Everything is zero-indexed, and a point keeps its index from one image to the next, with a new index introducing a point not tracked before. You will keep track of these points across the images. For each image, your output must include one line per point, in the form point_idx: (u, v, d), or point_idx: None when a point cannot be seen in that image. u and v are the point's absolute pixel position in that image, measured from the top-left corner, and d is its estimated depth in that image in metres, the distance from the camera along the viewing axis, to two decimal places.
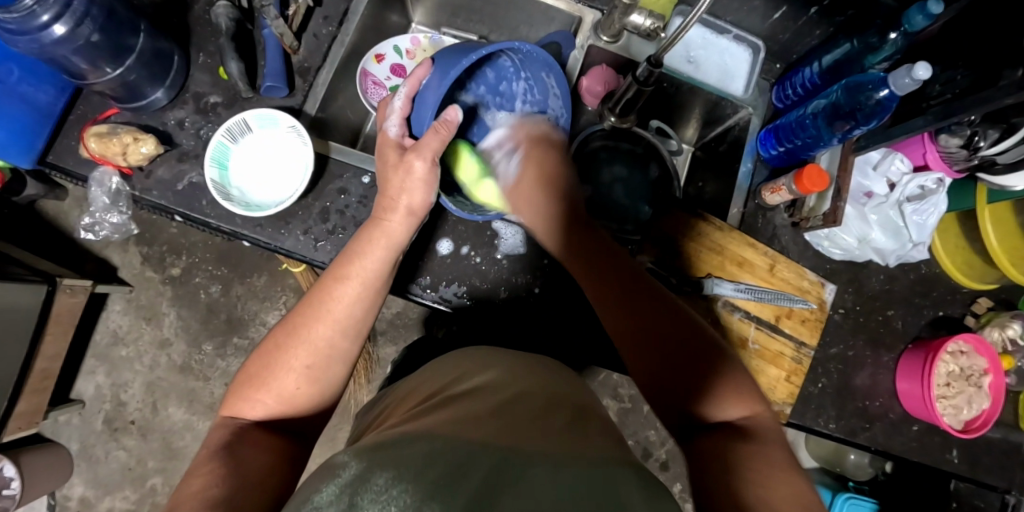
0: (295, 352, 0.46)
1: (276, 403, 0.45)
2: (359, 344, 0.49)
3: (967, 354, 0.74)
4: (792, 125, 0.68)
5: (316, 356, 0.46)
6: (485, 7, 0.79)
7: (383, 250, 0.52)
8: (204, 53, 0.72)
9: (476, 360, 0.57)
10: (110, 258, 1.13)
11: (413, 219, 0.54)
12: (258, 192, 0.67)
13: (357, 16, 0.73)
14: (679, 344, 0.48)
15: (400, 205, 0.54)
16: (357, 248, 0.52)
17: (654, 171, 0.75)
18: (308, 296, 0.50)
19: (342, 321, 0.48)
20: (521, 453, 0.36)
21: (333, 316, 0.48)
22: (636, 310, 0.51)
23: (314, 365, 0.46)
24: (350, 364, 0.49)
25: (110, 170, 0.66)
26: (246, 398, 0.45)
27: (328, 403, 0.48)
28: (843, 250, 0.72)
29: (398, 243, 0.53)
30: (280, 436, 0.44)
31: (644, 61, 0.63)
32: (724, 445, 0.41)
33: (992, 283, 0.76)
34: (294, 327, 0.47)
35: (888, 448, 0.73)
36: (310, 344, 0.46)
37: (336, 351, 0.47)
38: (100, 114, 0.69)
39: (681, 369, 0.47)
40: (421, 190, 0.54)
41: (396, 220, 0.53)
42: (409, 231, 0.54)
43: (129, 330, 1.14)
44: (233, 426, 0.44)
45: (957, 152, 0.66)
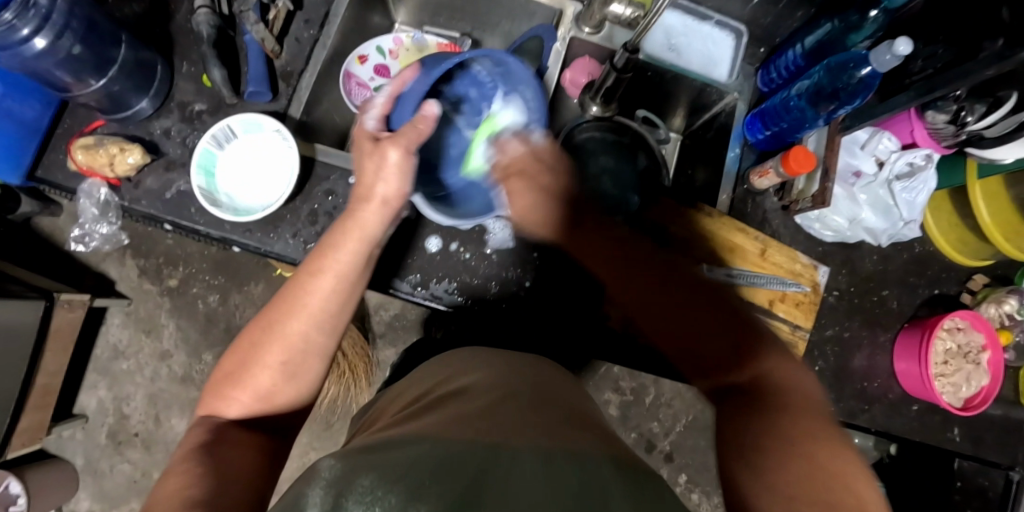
0: (268, 348, 0.46)
1: (254, 400, 0.46)
2: (336, 338, 0.49)
3: (965, 330, 0.73)
4: (777, 108, 0.68)
5: (290, 353, 0.46)
6: (467, 4, 0.79)
7: (358, 242, 0.50)
8: (187, 62, 0.72)
9: (466, 360, 0.57)
10: (107, 272, 1.13)
11: (388, 209, 0.52)
12: (246, 198, 0.68)
13: (338, 18, 0.73)
14: (702, 320, 0.46)
15: (376, 194, 0.51)
16: (331, 241, 0.50)
17: (642, 161, 0.73)
18: (284, 290, 0.49)
19: (316, 316, 0.47)
20: (496, 452, 0.35)
21: (308, 310, 0.47)
22: (655, 294, 0.50)
23: (290, 362, 0.46)
24: (327, 360, 0.49)
25: (98, 182, 0.66)
26: (224, 396, 0.46)
27: (306, 398, 0.49)
28: (835, 232, 0.72)
29: (374, 234, 0.51)
30: (256, 432, 0.45)
31: (621, 48, 0.63)
32: (752, 414, 0.39)
33: (987, 260, 0.76)
34: (267, 324, 0.47)
35: (888, 429, 0.73)
36: (284, 340, 0.46)
37: (311, 347, 0.47)
38: (87, 126, 0.69)
39: (708, 348, 0.45)
40: (385, 177, 0.51)
41: (371, 210, 0.51)
42: (386, 223, 0.52)
43: (129, 343, 1.14)
44: (213, 422, 0.44)
45: (945, 128, 0.66)
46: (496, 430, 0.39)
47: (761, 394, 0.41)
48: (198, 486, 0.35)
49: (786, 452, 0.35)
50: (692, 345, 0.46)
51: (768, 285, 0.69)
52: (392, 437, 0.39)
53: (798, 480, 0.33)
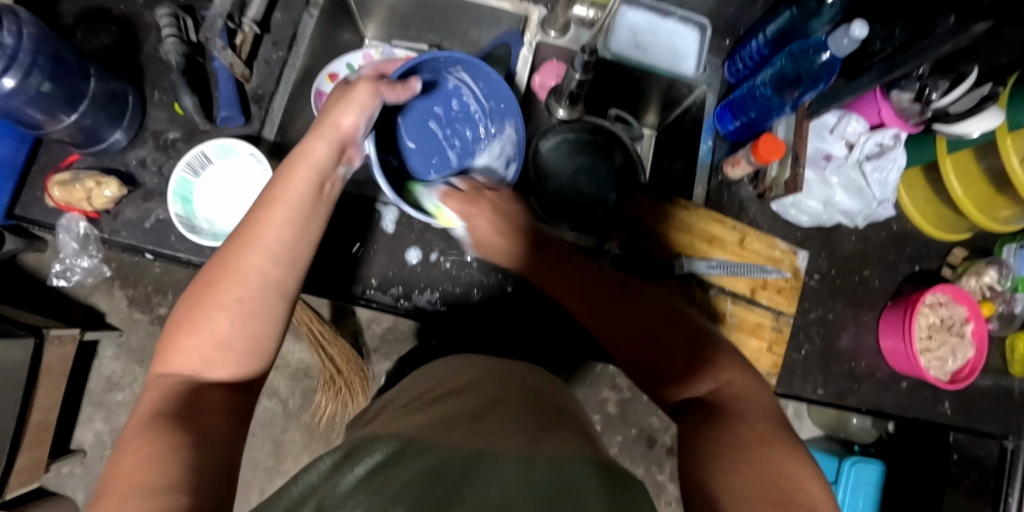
0: (224, 287, 0.43)
1: (215, 350, 0.42)
2: (296, 278, 0.47)
3: (947, 305, 0.74)
4: (744, 97, 0.69)
5: (249, 290, 0.44)
6: (434, 16, 0.80)
7: (309, 175, 0.50)
8: (158, 91, 0.72)
9: (467, 365, 0.57)
10: (97, 304, 1.13)
11: (339, 142, 0.53)
12: (226, 221, 0.68)
13: (306, 37, 0.73)
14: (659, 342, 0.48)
15: (338, 127, 0.54)
16: (281, 176, 0.50)
17: (619, 158, 0.75)
18: (234, 232, 0.47)
19: (274, 252, 0.46)
20: (488, 455, 0.35)
21: (263, 246, 0.46)
22: (617, 309, 0.51)
23: (247, 307, 0.43)
24: (288, 303, 0.47)
25: (76, 216, 0.66)
26: (178, 345, 0.42)
27: (269, 351, 0.45)
28: (811, 216, 0.72)
29: (324, 166, 0.52)
30: (230, 389, 0.43)
31: (581, 50, 0.64)
32: (703, 425, 0.42)
33: (964, 233, 0.77)
34: (221, 265, 0.45)
35: (878, 407, 0.74)
36: (240, 276, 0.44)
37: (269, 283, 0.45)
38: (62, 161, 0.70)
39: (658, 365, 0.48)
40: (353, 113, 0.54)
41: (320, 144, 0.52)
42: (336, 159, 0.53)
43: (123, 374, 1.14)
44: (170, 384, 0.41)
45: (911, 107, 0.66)
46: (504, 430, 0.41)
47: (710, 407, 0.44)
48: (180, 459, 0.34)
49: (742, 456, 0.38)
50: (644, 357, 0.48)
51: (749, 274, 0.69)
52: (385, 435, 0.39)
53: (753, 480, 0.36)
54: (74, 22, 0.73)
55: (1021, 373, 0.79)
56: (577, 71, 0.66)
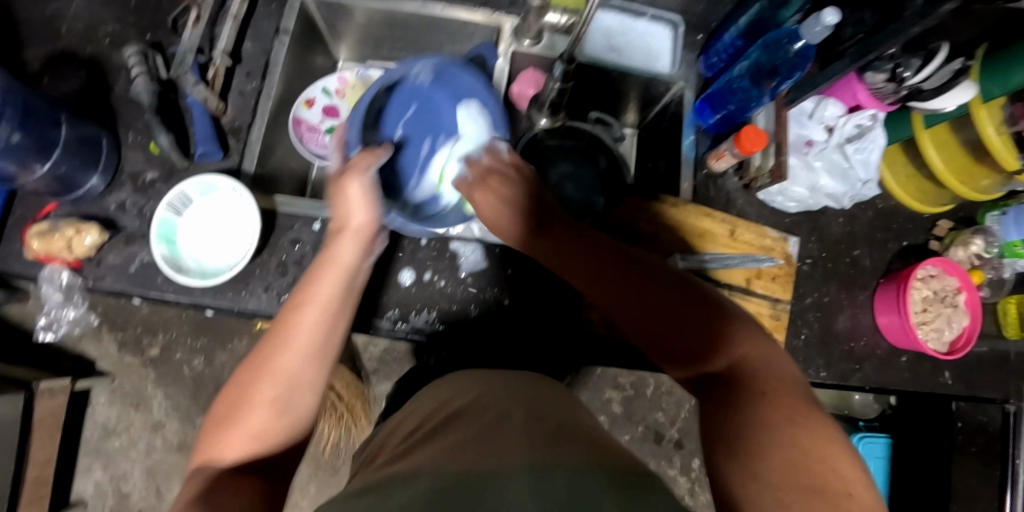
0: (260, 384, 0.44)
1: (254, 442, 0.43)
2: (325, 371, 0.47)
3: (938, 277, 0.75)
4: (722, 90, 0.70)
5: (281, 386, 0.44)
6: (406, 33, 0.80)
7: (338, 274, 0.50)
8: (132, 131, 0.71)
9: (468, 381, 0.56)
10: (86, 351, 1.11)
11: (361, 239, 0.53)
12: (214, 258, 0.67)
13: (279, 66, 0.73)
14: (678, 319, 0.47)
15: (352, 225, 0.53)
16: (311, 277, 0.50)
17: (603, 163, 0.73)
18: (269, 331, 0.47)
19: (307, 347, 0.46)
20: (495, 470, 0.35)
21: (297, 342, 0.46)
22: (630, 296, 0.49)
23: (284, 399, 0.44)
24: (318, 393, 0.47)
25: (58, 266, 0.65)
26: (219, 439, 0.43)
27: (302, 433, 0.46)
28: (798, 202, 0.72)
29: (354, 266, 0.51)
30: (256, 475, 0.42)
31: (559, 59, 0.64)
32: (733, 401, 0.41)
33: (946, 205, 0.79)
34: (258, 364, 0.45)
35: (881, 384, 0.74)
36: (274, 376, 0.44)
37: (302, 379, 0.45)
38: (39, 212, 0.68)
39: (680, 340, 0.46)
40: (363, 208, 0.53)
41: (345, 243, 0.52)
42: (363, 254, 0.53)
43: (119, 420, 1.11)
44: (208, 471, 0.41)
45: (885, 87, 0.66)
46: (517, 441, 0.41)
47: (731, 385, 0.43)
48: None
49: (772, 435, 0.37)
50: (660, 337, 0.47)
51: (743, 265, 0.70)
52: (391, 472, 0.38)
53: (781, 466, 0.36)
54: (40, 69, 0.72)
55: (1014, 337, 0.80)
56: (556, 80, 0.66)
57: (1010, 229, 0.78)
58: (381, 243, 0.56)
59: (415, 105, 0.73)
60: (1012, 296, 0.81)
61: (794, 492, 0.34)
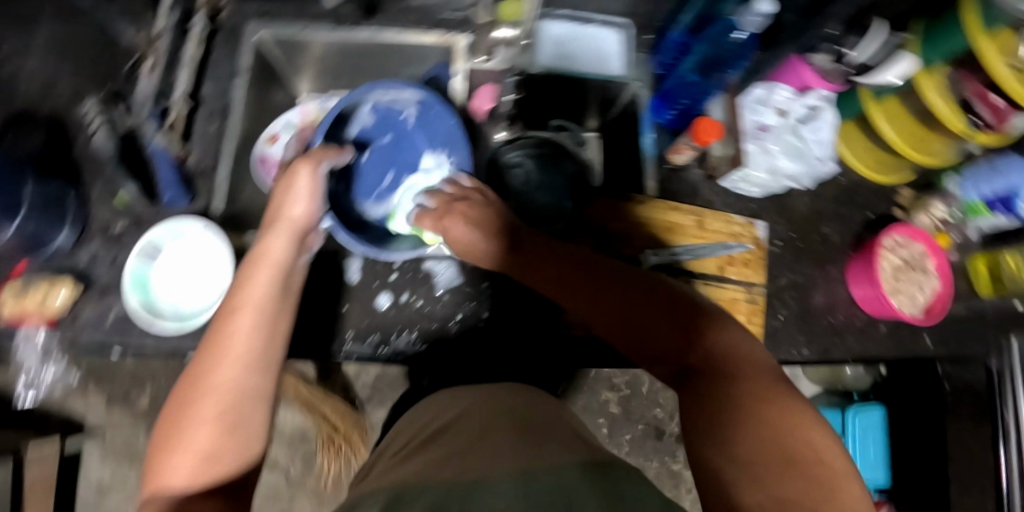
0: (205, 400, 0.43)
1: (201, 465, 0.41)
2: (269, 378, 0.47)
3: (904, 243, 0.76)
4: (677, 86, 0.72)
5: (225, 404, 0.43)
6: (363, 61, 0.81)
7: (271, 273, 0.51)
8: (98, 184, 0.71)
9: (459, 398, 0.56)
10: (73, 410, 1.09)
11: (293, 235, 0.55)
12: (189, 300, 0.67)
13: (239, 105, 0.73)
14: (647, 324, 0.48)
15: (287, 222, 0.55)
16: (242, 281, 0.50)
17: (569, 167, 0.74)
18: (202, 347, 0.47)
19: (246, 356, 0.46)
20: (473, 482, 0.35)
21: (235, 352, 0.45)
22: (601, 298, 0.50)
23: (237, 398, 0.44)
24: (267, 401, 0.46)
25: (31, 328, 0.64)
26: (164, 466, 0.41)
27: (254, 455, 0.45)
28: (761, 187, 0.73)
29: (287, 266, 0.52)
30: (219, 497, 0.41)
31: None
32: (713, 389, 0.41)
33: (904, 176, 0.80)
34: (196, 379, 0.44)
35: (863, 354, 0.76)
36: (217, 388, 0.44)
37: (245, 391, 0.45)
38: (9, 274, 0.68)
39: (652, 334, 0.47)
40: (305, 201, 0.56)
41: (275, 242, 0.53)
42: (294, 250, 0.54)
43: (113, 476, 1.09)
44: (165, 500, 0.40)
45: (832, 67, 0.70)
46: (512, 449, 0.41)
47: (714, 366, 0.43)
48: None
49: (743, 417, 0.38)
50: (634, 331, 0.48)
51: (714, 254, 0.70)
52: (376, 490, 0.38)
53: (754, 446, 0.35)
54: None
55: (988, 295, 0.82)
56: None
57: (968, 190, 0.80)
58: (316, 239, 0.59)
59: (392, 134, 0.76)
60: (980, 253, 0.83)
61: (763, 468, 0.34)
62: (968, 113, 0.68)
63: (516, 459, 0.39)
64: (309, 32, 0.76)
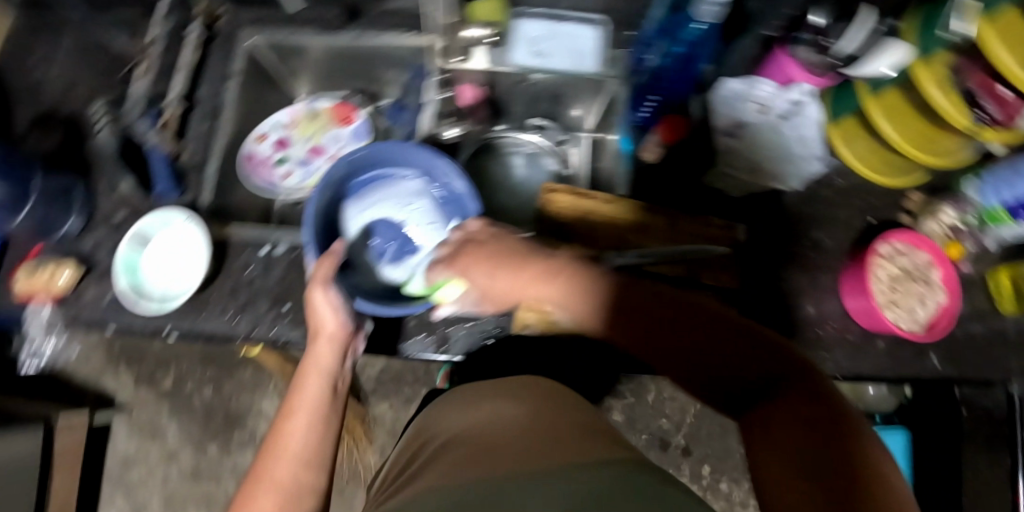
0: (261, 498, 0.50)
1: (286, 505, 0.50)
2: (324, 473, 0.54)
3: (907, 252, 0.70)
4: (649, 81, 0.73)
5: (288, 495, 0.51)
6: (352, 65, 0.85)
7: (317, 378, 0.60)
8: (104, 178, 0.77)
9: (474, 405, 0.63)
10: (105, 388, 1.23)
11: (336, 342, 0.62)
12: (175, 281, 0.70)
13: (229, 106, 0.78)
14: (701, 347, 0.38)
15: (325, 329, 0.62)
16: (298, 380, 0.60)
17: (550, 163, 0.80)
18: (322, 421, 0.57)
19: (311, 455, 0.54)
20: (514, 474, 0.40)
21: (292, 448, 0.54)
22: (656, 312, 0.41)
23: (287, 504, 0.50)
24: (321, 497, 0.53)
25: (40, 303, 0.71)
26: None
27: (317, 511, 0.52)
28: (742, 187, 0.71)
29: (326, 366, 0.61)
30: None
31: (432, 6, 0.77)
32: (798, 420, 0.32)
33: (918, 176, 0.75)
34: (260, 468, 0.53)
35: (855, 371, 0.70)
36: (270, 485, 0.51)
37: (303, 487, 0.52)
38: (26, 256, 0.75)
39: (718, 351, 0.37)
40: (335, 314, 0.62)
41: (320, 346, 0.62)
42: (337, 357, 0.62)
43: (137, 452, 1.22)
44: None
45: (815, 59, 0.64)
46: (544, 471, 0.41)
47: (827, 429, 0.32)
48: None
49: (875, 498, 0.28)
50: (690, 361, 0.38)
51: (689, 256, 0.68)
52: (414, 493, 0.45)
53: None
54: (26, 130, 0.80)
55: (1011, 313, 0.73)
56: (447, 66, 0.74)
57: (989, 194, 0.69)
58: (361, 338, 0.66)
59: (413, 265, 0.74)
60: (1002, 266, 0.74)
61: None
62: (976, 108, 0.61)
63: (570, 488, 0.34)
64: (300, 37, 0.79)
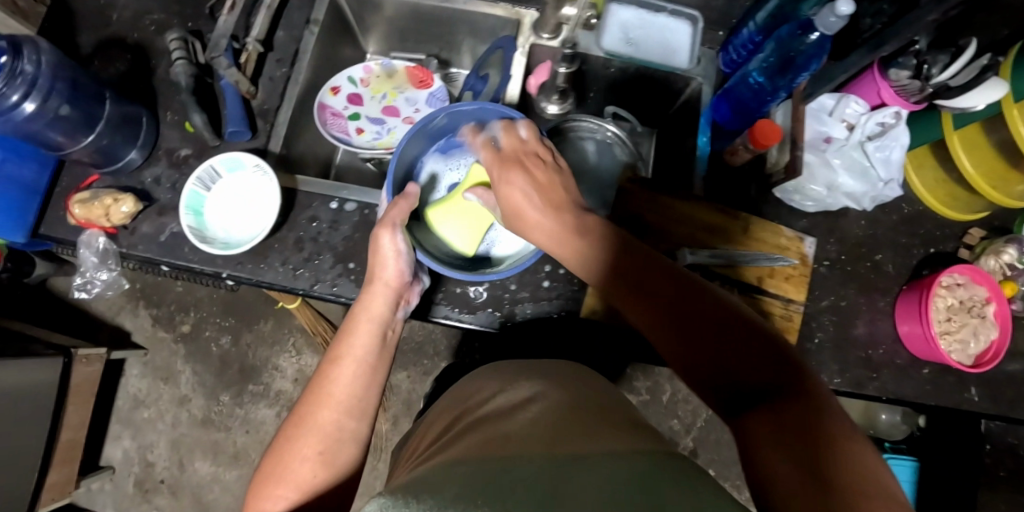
0: (305, 440, 0.46)
1: (320, 461, 0.46)
2: (367, 422, 0.50)
3: (965, 285, 0.71)
4: (740, 88, 0.70)
5: (326, 441, 0.47)
6: (430, 28, 0.83)
7: (368, 326, 0.55)
8: (171, 111, 0.75)
9: (511, 372, 0.54)
10: (123, 324, 1.22)
11: (389, 291, 0.58)
12: (243, 226, 0.70)
13: (307, 54, 0.76)
14: (689, 329, 0.43)
15: (380, 277, 0.59)
16: (349, 326, 0.55)
17: (620, 153, 0.77)
18: (370, 367, 0.53)
19: (348, 402, 0.49)
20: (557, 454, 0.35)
21: (335, 398, 0.49)
22: (654, 287, 0.45)
23: (328, 450, 0.46)
24: (362, 444, 0.49)
25: (96, 232, 0.69)
26: (267, 495, 0.44)
27: (350, 480, 0.47)
28: (815, 201, 0.72)
29: (379, 316, 0.56)
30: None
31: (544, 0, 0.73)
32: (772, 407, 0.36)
33: (982, 211, 0.76)
34: (299, 418, 0.48)
35: (899, 395, 0.71)
36: (316, 429, 0.47)
37: (345, 434, 0.48)
38: (83, 183, 0.73)
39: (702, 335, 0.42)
40: (396, 261, 0.59)
41: (374, 293, 0.58)
42: (392, 306, 0.58)
43: (149, 392, 1.21)
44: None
45: (910, 84, 0.65)
46: (603, 454, 0.35)
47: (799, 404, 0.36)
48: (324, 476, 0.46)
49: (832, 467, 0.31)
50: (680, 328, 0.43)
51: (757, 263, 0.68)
52: (433, 464, 0.39)
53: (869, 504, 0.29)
54: (91, 52, 0.77)
55: None
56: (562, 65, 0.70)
57: None
58: (415, 296, 0.62)
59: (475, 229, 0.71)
60: None
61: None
62: None
63: (611, 477, 0.31)
64: None
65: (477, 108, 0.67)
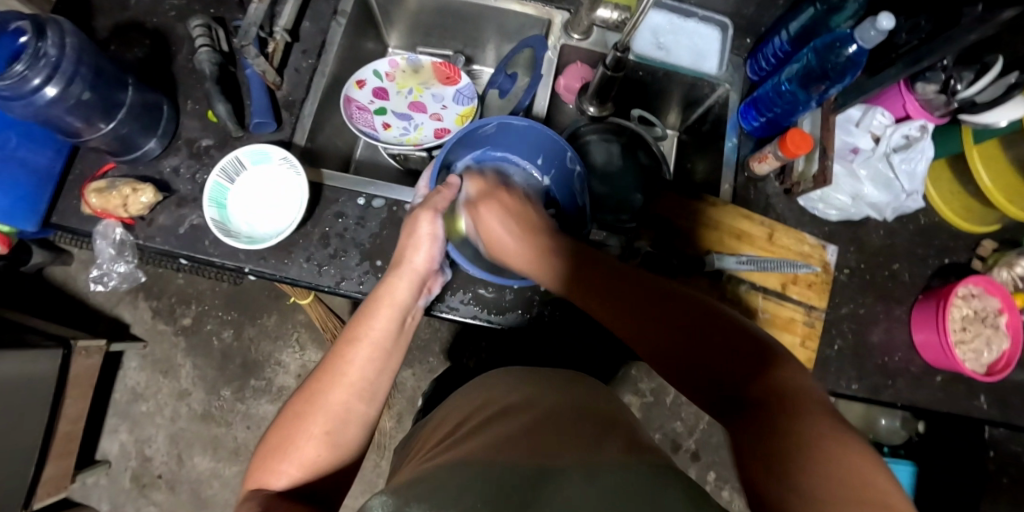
0: (313, 418, 0.45)
1: (326, 436, 0.45)
2: (377, 407, 0.48)
3: (979, 296, 0.73)
4: (770, 95, 0.70)
5: (333, 421, 0.45)
6: (457, 24, 0.83)
7: (389, 311, 0.53)
8: (192, 100, 0.73)
9: (513, 377, 0.52)
10: (122, 315, 1.19)
11: (415, 279, 0.56)
12: (267, 221, 0.68)
13: (335, 46, 0.75)
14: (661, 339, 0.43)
15: (409, 264, 0.57)
16: (367, 310, 0.53)
17: (642, 158, 0.77)
18: (387, 354, 0.51)
19: (359, 386, 0.48)
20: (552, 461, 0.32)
21: (348, 379, 0.47)
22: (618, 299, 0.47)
23: (333, 430, 0.45)
24: (368, 429, 0.48)
25: (112, 222, 0.67)
26: (270, 469, 0.43)
27: (352, 463, 0.46)
28: (839, 210, 0.73)
29: (404, 302, 0.54)
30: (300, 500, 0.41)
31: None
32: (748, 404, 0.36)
33: (994, 224, 0.78)
34: (310, 395, 0.47)
35: (914, 402, 0.72)
36: (327, 409, 0.46)
37: (353, 416, 0.46)
38: (98, 170, 0.70)
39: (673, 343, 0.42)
40: (430, 248, 0.58)
41: (401, 282, 0.55)
42: (414, 294, 0.56)
43: (147, 385, 1.19)
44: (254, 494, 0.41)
45: (936, 98, 0.68)
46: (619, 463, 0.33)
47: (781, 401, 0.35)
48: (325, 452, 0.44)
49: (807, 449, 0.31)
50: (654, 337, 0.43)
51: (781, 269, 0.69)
52: (428, 466, 0.37)
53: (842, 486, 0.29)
54: (108, 36, 0.75)
55: None
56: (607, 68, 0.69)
57: None
58: (437, 284, 0.61)
59: None
60: None
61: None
62: None
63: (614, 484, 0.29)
64: None
65: (529, 126, 0.66)
